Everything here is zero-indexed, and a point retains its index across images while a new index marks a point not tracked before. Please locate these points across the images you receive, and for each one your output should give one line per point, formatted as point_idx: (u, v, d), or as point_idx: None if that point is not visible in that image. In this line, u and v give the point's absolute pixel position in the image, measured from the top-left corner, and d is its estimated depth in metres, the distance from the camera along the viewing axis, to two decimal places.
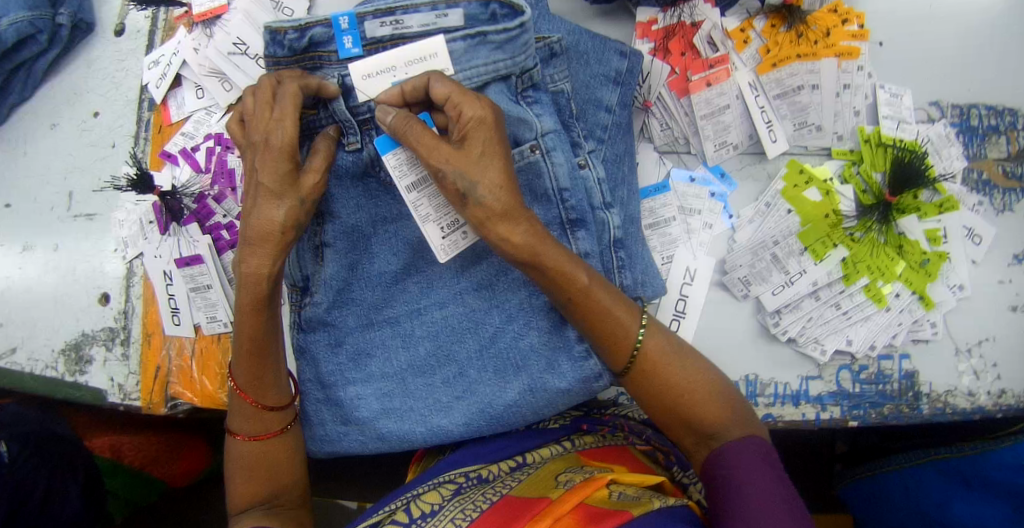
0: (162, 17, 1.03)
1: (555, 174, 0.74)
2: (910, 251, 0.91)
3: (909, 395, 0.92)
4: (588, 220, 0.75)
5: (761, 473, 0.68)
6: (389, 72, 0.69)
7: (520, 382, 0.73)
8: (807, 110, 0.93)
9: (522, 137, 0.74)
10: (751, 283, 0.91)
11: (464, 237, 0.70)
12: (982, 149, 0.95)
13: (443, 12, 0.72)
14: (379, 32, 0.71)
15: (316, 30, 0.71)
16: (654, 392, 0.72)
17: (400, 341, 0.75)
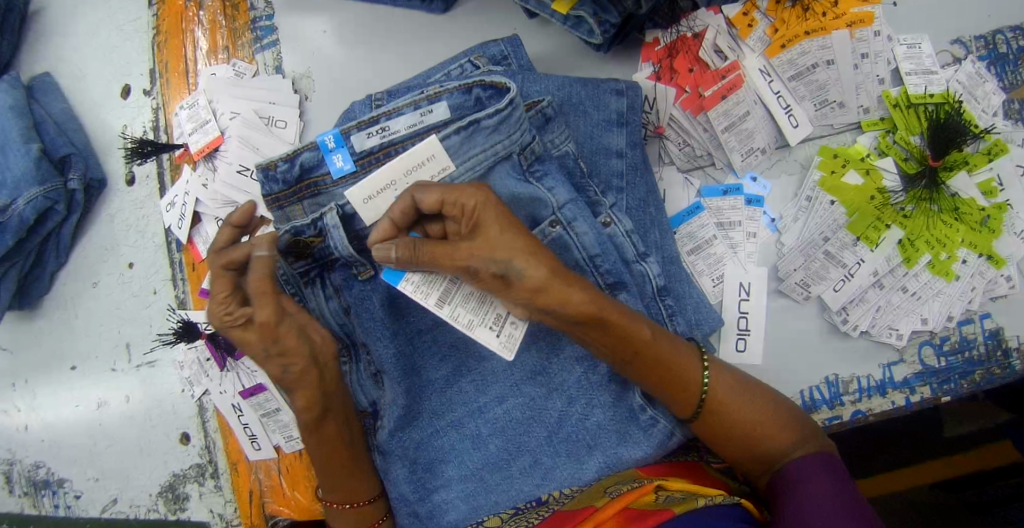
0: (167, 160, 1.05)
1: (582, 244, 0.71)
2: (968, 214, 0.85)
3: (998, 355, 0.86)
4: (626, 280, 0.71)
5: (831, 486, 0.66)
6: (389, 188, 0.66)
7: (596, 459, 0.73)
8: (826, 87, 0.87)
9: (540, 215, 0.71)
10: (810, 285, 0.86)
11: (517, 327, 0.64)
12: (1019, 76, 0.88)
13: (427, 109, 0.71)
14: (368, 143, 0.71)
15: (304, 156, 0.71)
16: (734, 427, 0.70)
17: (470, 442, 0.75)
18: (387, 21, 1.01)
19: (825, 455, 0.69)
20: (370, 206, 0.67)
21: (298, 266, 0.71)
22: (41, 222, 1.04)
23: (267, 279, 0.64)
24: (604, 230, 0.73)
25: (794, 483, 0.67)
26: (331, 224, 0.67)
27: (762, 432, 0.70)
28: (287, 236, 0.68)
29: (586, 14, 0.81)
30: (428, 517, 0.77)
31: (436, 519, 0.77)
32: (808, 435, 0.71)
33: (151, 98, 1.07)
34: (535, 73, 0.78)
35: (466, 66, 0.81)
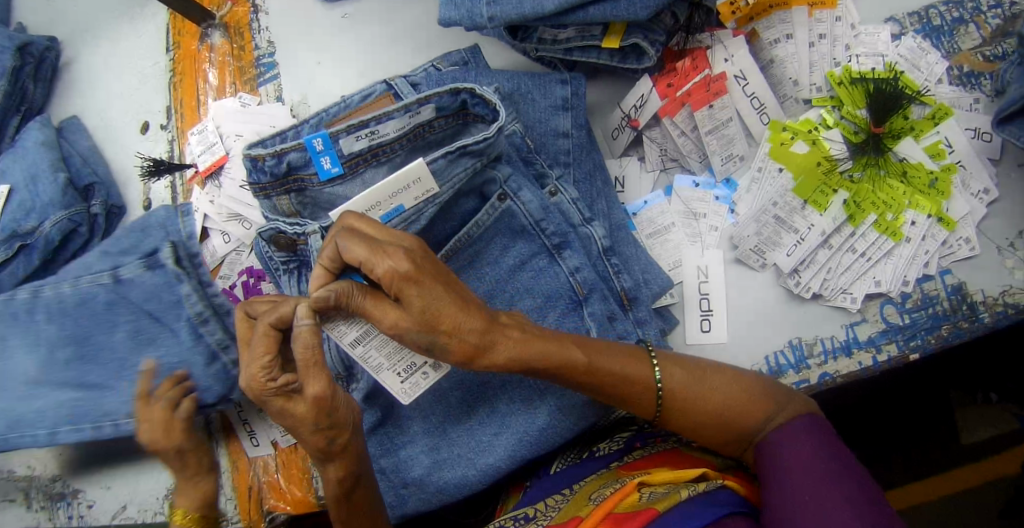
0: (179, 183, 1.16)
1: (528, 211, 0.77)
2: (917, 176, 0.89)
3: (963, 309, 0.90)
4: (571, 238, 0.78)
5: (810, 448, 0.69)
6: (375, 209, 0.69)
7: (547, 405, 0.76)
8: (786, 63, 0.93)
9: (488, 192, 0.78)
10: (764, 251, 0.89)
11: (425, 377, 0.68)
12: (955, 44, 0.95)
13: (414, 111, 0.78)
14: (356, 146, 0.79)
15: (291, 156, 0.78)
16: (688, 425, 0.75)
17: (432, 398, 0.80)
18: (371, 49, 1.11)
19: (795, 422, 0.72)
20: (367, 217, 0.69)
21: (282, 256, 0.82)
22: (65, 245, 1.14)
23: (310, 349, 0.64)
24: (551, 199, 0.80)
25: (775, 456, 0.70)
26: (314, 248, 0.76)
27: (718, 428, 0.74)
28: (273, 231, 0.79)
29: (639, 40, 0.85)
30: (395, 473, 0.80)
31: (403, 475, 0.80)
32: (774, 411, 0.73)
33: (167, 132, 1.20)
34: (487, 69, 0.87)
35: (430, 70, 0.89)
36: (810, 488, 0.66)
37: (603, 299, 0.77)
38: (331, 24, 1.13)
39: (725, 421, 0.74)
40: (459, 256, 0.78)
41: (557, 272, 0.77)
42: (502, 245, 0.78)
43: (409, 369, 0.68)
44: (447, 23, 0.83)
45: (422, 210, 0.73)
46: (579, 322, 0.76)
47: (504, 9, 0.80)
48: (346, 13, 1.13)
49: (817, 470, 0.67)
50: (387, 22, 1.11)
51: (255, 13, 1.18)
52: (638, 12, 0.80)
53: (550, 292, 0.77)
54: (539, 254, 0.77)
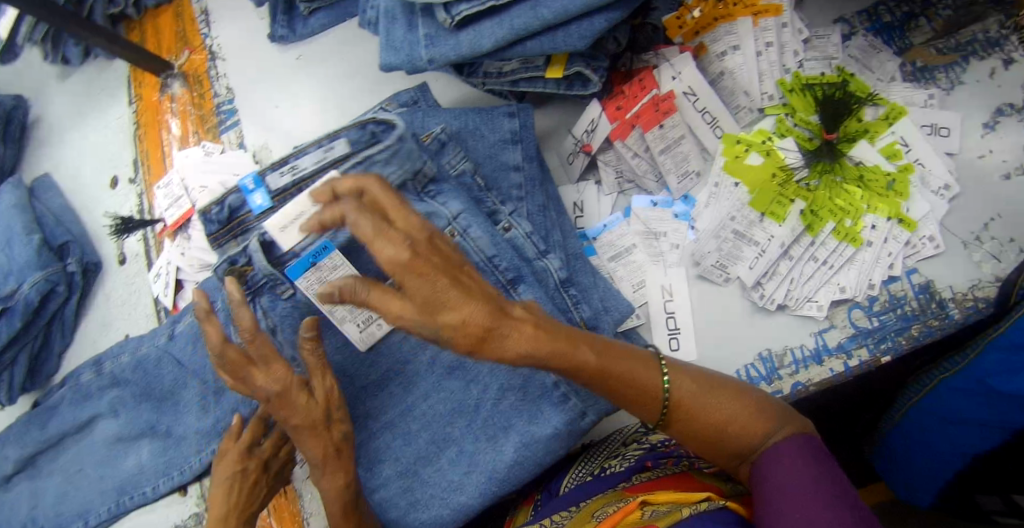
0: (152, 236, 1.17)
1: (478, 248, 0.76)
2: (874, 179, 0.88)
3: (932, 307, 0.88)
4: (526, 273, 0.77)
5: (801, 480, 0.68)
6: (302, 215, 0.75)
7: (513, 440, 0.77)
8: (737, 77, 0.92)
9: (436, 226, 0.76)
10: (726, 266, 0.89)
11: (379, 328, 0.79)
12: (906, 41, 0.95)
13: (329, 145, 0.79)
14: (282, 181, 0.79)
15: (230, 198, 0.78)
16: (693, 434, 0.74)
17: (401, 440, 0.80)
18: (326, 89, 1.12)
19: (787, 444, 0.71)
20: (286, 232, 0.76)
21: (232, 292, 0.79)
22: (46, 305, 1.16)
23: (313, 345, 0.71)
24: (505, 235, 0.80)
25: (769, 472, 0.70)
26: (251, 249, 0.76)
27: (727, 436, 0.73)
28: (225, 264, 0.77)
29: (581, 68, 0.84)
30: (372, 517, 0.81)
31: (379, 518, 0.81)
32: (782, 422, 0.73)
33: (135, 185, 1.21)
34: (434, 109, 0.87)
35: (377, 113, 0.89)
36: (800, 506, 0.66)
37: None
38: (286, 66, 1.15)
39: (728, 430, 0.73)
40: None
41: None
42: None
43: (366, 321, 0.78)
44: (390, 69, 0.84)
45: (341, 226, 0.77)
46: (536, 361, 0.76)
47: (442, 50, 0.81)
48: (300, 54, 1.14)
49: (816, 504, 0.65)
50: (339, 63, 1.12)
51: (213, 60, 1.19)
52: (575, 44, 0.80)
53: None
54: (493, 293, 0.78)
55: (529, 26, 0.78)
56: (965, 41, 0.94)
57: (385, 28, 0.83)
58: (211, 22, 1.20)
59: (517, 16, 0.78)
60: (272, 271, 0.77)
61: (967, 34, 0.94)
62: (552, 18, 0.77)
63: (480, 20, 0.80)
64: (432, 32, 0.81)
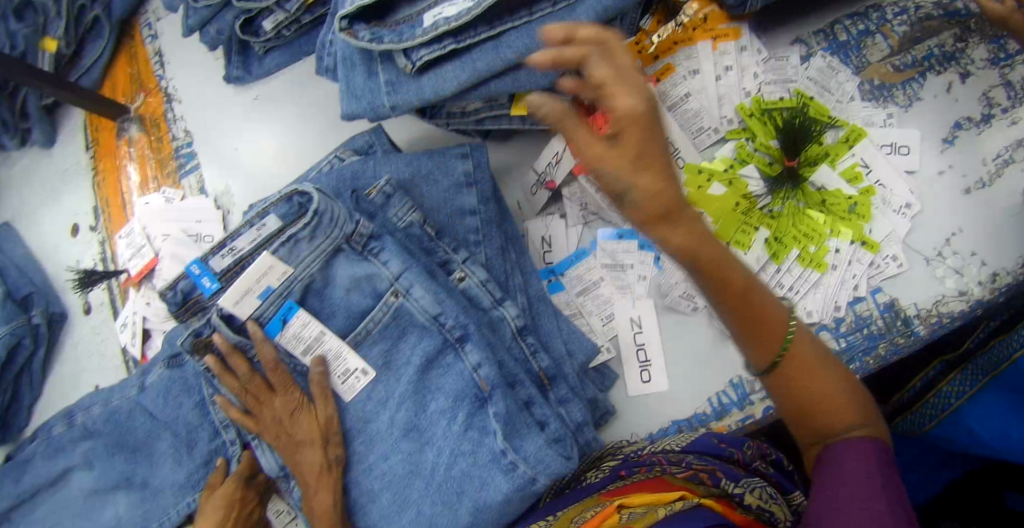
0: (116, 285, 1.15)
1: (423, 307, 0.79)
2: (836, 203, 0.89)
3: (897, 325, 0.89)
4: (473, 330, 0.78)
5: (856, 474, 0.64)
6: (248, 292, 0.74)
7: (465, 507, 0.76)
8: (700, 115, 0.92)
9: (380, 288, 0.79)
10: (694, 296, 0.89)
11: (358, 378, 0.78)
12: (863, 57, 0.95)
13: (260, 224, 0.79)
14: (226, 262, 0.78)
15: (183, 282, 0.78)
16: (790, 392, 0.69)
17: (366, 498, 0.79)
18: (289, 128, 1.11)
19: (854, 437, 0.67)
20: (241, 305, 0.74)
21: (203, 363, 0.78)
22: (13, 359, 1.14)
23: (285, 374, 0.77)
24: (459, 285, 0.82)
25: (835, 461, 0.66)
26: (214, 323, 0.75)
27: (814, 407, 0.68)
28: (188, 337, 0.76)
29: None
30: None
31: None
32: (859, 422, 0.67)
33: (96, 233, 1.19)
34: (387, 156, 0.87)
35: (333, 162, 0.89)
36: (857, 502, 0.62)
37: (519, 387, 0.80)
38: (242, 107, 1.13)
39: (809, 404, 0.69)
40: (374, 354, 0.79)
41: (460, 371, 0.78)
42: (411, 343, 0.79)
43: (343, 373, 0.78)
44: (351, 117, 0.82)
45: (291, 289, 0.77)
46: (486, 422, 0.76)
47: (404, 97, 0.79)
48: (255, 95, 1.13)
49: (870, 497, 0.62)
50: (292, 107, 1.11)
51: (168, 102, 1.17)
52: (538, 81, 0.78)
53: (457, 391, 0.77)
54: (453, 345, 0.79)
55: (491, 67, 0.76)
56: (922, 56, 0.94)
57: (344, 76, 0.81)
58: (164, 64, 1.19)
59: (478, 57, 0.76)
60: (240, 339, 0.76)
61: (924, 50, 0.94)
62: (515, 57, 0.75)
63: (442, 63, 0.77)
64: (393, 77, 0.79)
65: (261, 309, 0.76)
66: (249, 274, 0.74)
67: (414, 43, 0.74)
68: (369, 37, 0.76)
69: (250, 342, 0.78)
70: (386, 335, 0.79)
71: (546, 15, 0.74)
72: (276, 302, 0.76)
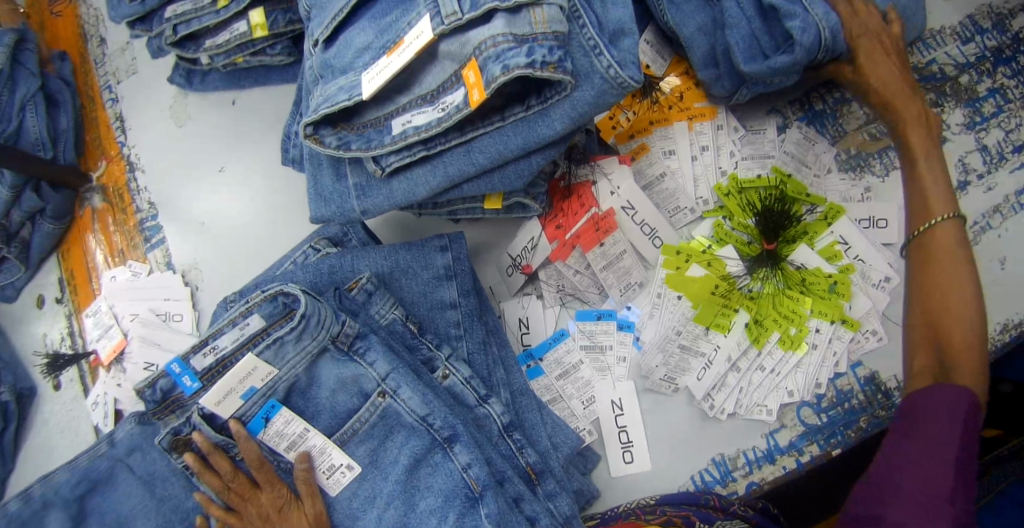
0: (85, 364, 1.11)
1: (411, 409, 0.76)
2: (816, 283, 0.88)
3: (878, 399, 0.89)
4: (461, 430, 0.75)
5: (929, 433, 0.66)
6: (229, 393, 0.72)
7: None
8: (676, 195, 0.92)
9: (367, 388, 0.76)
10: (675, 378, 0.88)
11: (345, 474, 0.75)
12: (840, 127, 0.96)
13: (243, 323, 0.75)
14: (206, 361, 0.74)
15: (162, 380, 0.76)
16: (924, 280, 0.76)
17: None
18: (262, 198, 1.07)
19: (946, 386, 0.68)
20: (224, 405, 0.72)
21: (182, 461, 0.77)
22: None
23: (270, 473, 0.74)
24: (443, 383, 0.79)
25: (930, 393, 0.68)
26: (195, 423, 0.75)
27: (942, 295, 0.74)
28: (169, 435, 0.75)
29: (521, 198, 0.81)
30: None
31: None
32: (973, 378, 0.69)
33: (63, 305, 1.15)
34: (363, 248, 0.84)
35: (308, 253, 0.86)
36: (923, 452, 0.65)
37: (508, 483, 0.76)
38: (207, 179, 1.10)
39: (940, 306, 0.73)
40: (360, 456, 0.76)
41: (451, 468, 0.74)
42: (398, 442, 0.76)
43: (329, 468, 0.75)
44: (321, 220, 0.81)
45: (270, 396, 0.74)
46: (478, 522, 0.73)
47: (376, 202, 0.78)
48: (224, 165, 1.09)
49: (942, 441, 0.64)
50: (262, 179, 1.08)
51: (132, 171, 1.13)
52: (513, 184, 0.76)
53: (447, 491, 0.74)
54: (434, 453, 0.75)
55: (463, 173, 0.74)
56: None
57: (313, 177, 0.81)
58: (126, 129, 1.15)
59: (450, 161, 0.74)
60: (226, 438, 0.77)
61: None
62: (488, 163, 0.73)
63: (411, 167, 0.76)
64: (363, 180, 0.78)
65: (243, 408, 0.73)
66: (232, 375, 0.72)
67: (383, 152, 0.73)
68: (336, 144, 0.75)
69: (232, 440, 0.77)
70: (374, 435, 0.76)
71: (518, 119, 0.71)
72: (259, 401, 0.74)
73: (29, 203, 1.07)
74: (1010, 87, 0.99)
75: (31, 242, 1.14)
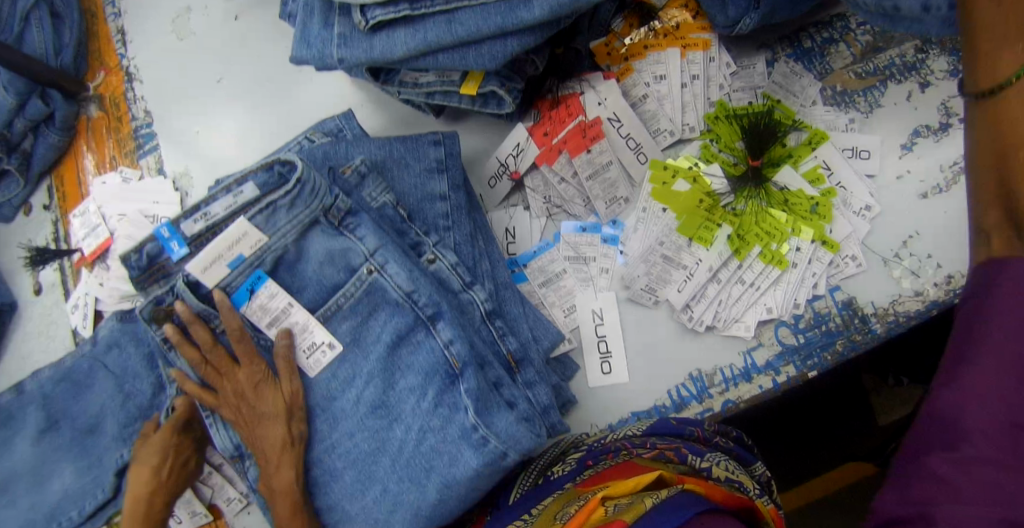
0: (68, 266, 1.11)
1: (397, 284, 0.76)
2: (798, 203, 0.90)
3: (855, 323, 0.90)
4: (445, 309, 0.76)
5: (1008, 350, 0.58)
6: (219, 259, 0.72)
7: (434, 483, 0.74)
8: (657, 118, 0.93)
9: (354, 263, 0.76)
10: (656, 289, 0.90)
11: (325, 354, 0.76)
12: (827, 65, 0.99)
13: (237, 190, 0.73)
14: (195, 227, 0.73)
15: (149, 245, 0.74)
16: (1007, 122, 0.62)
17: (328, 476, 0.78)
18: (257, 111, 1.08)
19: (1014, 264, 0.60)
20: (209, 274, 0.72)
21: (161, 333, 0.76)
22: None
23: (249, 345, 0.74)
24: (430, 267, 0.80)
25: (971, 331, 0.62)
26: (178, 291, 0.73)
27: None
28: (150, 305, 0.74)
29: (495, 88, 0.83)
30: None
31: None
32: None
33: (50, 212, 1.15)
34: (358, 139, 0.85)
35: (303, 142, 0.86)
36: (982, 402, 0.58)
37: (488, 367, 0.77)
38: (205, 90, 1.11)
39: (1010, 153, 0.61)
40: (342, 333, 0.76)
41: (433, 346, 0.75)
42: (381, 319, 0.76)
43: (309, 348, 0.76)
44: (301, 63, 0.83)
45: (253, 265, 0.74)
46: (457, 399, 0.74)
47: (353, 52, 0.80)
48: (221, 78, 1.10)
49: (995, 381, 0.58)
50: (258, 92, 1.09)
51: (129, 82, 1.14)
52: (485, 64, 0.79)
53: (427, 368, 0.75)
54: (415, 332, 0.76)
55: (441, 40, 0.76)
56: (883, 65, 0.98)
57: (302, 22, 0.83)
58: (127, 42, 1.16)
59: (430, 28, 0.76)
60: (205, 307, 0.74)
61: (886, 58, 0.98)
62: (466, 35, 0.76)
63: (394, 26, 0.78)
64: (347, 31, 0.80)
65: (229, 278, 0.73)
66: (221, 240, 0.71)
67: (369, 1, 0.75)
68: None
69: (214, 311, 0.75)
70: (358, 311, 0.76)
71: None
72: (245, 271, 0.73)
73: (33, 109, 1.08)
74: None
75: (33, 156, 1.12)
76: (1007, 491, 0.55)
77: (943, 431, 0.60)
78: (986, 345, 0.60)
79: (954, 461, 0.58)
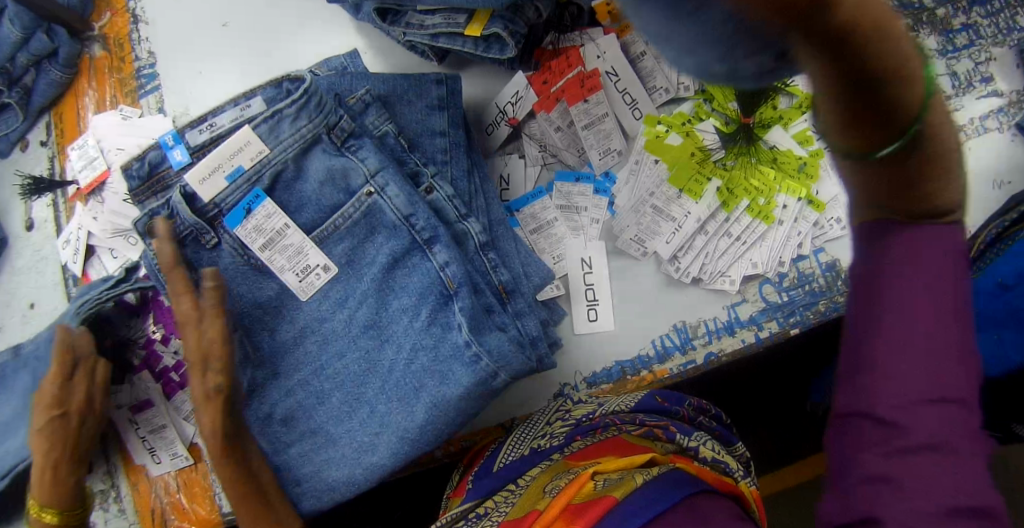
0: (62, 200, 1.11)
1: (396, 207, 0.77)
2: (786, 161, 0.93)
3: (838, 284, 0.92)
4: (442, 234, 0.77)
5: (919, 325, 0.54)
6: (218, 170, 0.73)
7: (424, 403, 0.77)
8: (654, 74, 0.94)
9: (353, 186, 0.77)
10: (644, 240, 0.92)
11: (319, 277, 0.77)
12: None
13: (245, 104, 0.75)
14: (199, 138, 0.75)
15: (151, 153, 0.74)
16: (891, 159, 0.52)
17: (315, 399, 0.79)
18: (259, 57, 1.10)
19: (905, 236, 0.55)
20: (207, 185, 0.73)
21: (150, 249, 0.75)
22: None
23: (181, 279, 0.72)
24: (426, 197, 0.81)
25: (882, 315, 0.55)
26: (174, 202, 0.72)
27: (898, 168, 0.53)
28: (145, 217, 0.73)
29: (500, 30, 0.85)
30: (286, 470, 0.81)
31: (293, 473, 0.81)
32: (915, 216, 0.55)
33: (47, 148, 1.14)
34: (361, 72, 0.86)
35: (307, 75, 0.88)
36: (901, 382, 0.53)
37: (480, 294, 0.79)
38: (210, 35, 1.12)
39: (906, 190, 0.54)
40: (337, 256, 0.78)
41: (428, 268, 0.77)
42: (377, 243, 0.78)
43: (303, 270, 0.76)
44: None
45: (257, 178, 0.75)
46: (452, 318, 0.77)
47: None
48: (226, 22, 1.12)
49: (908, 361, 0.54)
50: (261, 39, 1.11)
51: (134, 23, 1.14)
52: None
53: (421, 290, 0.77)
54: (410, 254, 0.78)
55: None
56: None
57: None
58: None
59: None
60: (198, 222, 0.73)
61: None
62: None
63: None
64: None
65: (225, 194, 0.74)
66: (223, 149, 0.73)
67: None
68: None
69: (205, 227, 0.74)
70: (355, 233, 0.78)
71: None
72: (243, 187, 0.74)
73: (38, 44, 1.08)
74: (982, 25, 1.00)
75: (34, 91, 1.13)
76: (949, 476, 0.51)
77: (878, 427, 0.54)
78: (891, 340, 0.54)
79: (887, 453, 0.53)
